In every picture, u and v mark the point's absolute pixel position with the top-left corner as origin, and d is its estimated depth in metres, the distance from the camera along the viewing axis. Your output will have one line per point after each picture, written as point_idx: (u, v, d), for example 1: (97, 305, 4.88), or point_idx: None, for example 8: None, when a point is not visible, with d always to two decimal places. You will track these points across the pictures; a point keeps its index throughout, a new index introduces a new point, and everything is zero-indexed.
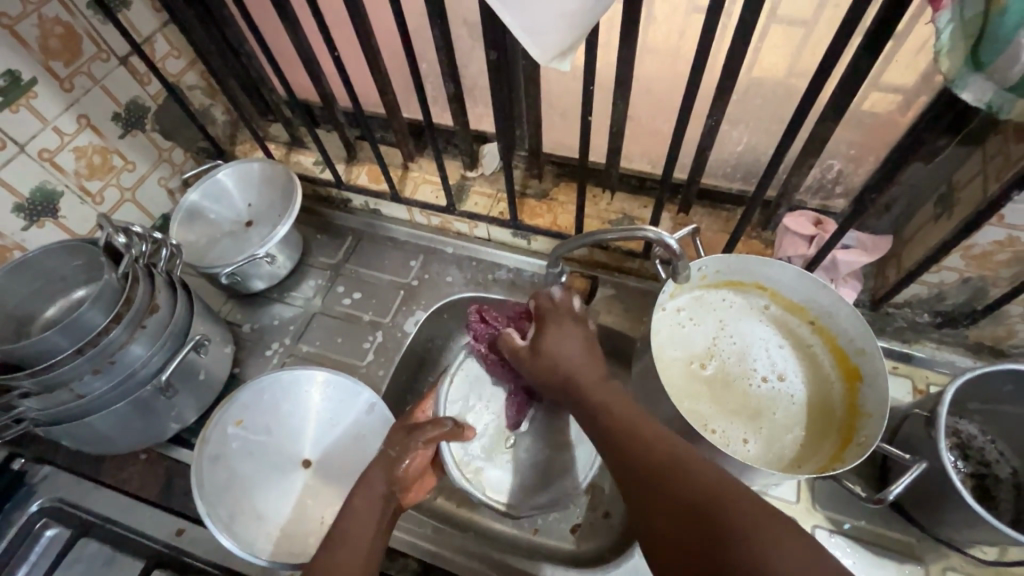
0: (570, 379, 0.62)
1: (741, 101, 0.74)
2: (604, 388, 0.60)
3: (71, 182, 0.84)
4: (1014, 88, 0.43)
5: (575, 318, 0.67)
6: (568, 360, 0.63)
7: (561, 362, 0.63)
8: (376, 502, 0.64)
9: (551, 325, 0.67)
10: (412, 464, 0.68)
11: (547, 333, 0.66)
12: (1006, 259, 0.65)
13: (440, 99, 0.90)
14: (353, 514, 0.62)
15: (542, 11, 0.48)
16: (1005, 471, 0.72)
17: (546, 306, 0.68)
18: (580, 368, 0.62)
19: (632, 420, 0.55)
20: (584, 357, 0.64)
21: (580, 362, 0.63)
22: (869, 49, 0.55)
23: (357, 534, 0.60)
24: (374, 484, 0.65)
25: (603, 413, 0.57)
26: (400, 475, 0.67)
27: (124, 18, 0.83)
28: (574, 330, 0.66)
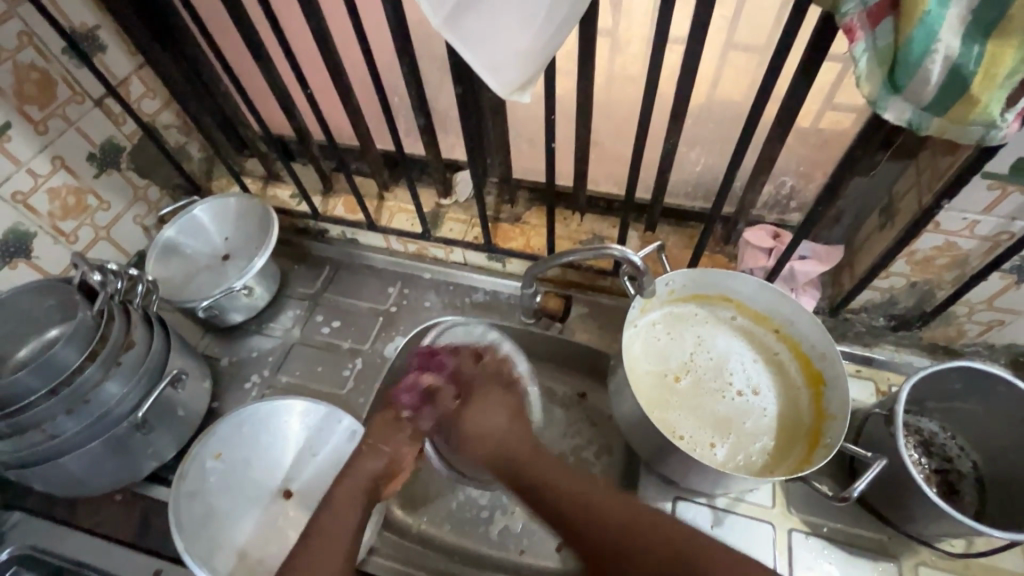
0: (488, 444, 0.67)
1: (696, 124, 0.80)
2: (554, 467, 0.64)
3: (45, 223, 0.84)
4: (929, 107, 0.48)
5: (506, 383, 0.74)
6: (495, 430, 0.68)
7: (494, 440, 0.67)
8: (355, 504, 0.67)
9: (478, 392, 0.72)
10: (395, 462, 0.70)
11: (467, 409, 0.70)
12: (946, 262, 0.70)
13: (412, 131, 0.94)
14: (332, 510, 0.66)
15: (500, 49, 0.51)
16: (966, 465, 0.75)
17: (476, 370, 0.74)
18: (508, 435, 0.68)
19: (565, 489, 0.61)
20: (507, 427, 0.68)
21: (506, 431, 0.68)
22: (804, 75, 0.59)
23: (336, 539, 0.64)
24: (349, 484, 0.68)
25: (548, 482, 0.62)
26: (381, 472, 0.69)
27: (99, 62, 0.85)
28: (494, 399, 0.71)
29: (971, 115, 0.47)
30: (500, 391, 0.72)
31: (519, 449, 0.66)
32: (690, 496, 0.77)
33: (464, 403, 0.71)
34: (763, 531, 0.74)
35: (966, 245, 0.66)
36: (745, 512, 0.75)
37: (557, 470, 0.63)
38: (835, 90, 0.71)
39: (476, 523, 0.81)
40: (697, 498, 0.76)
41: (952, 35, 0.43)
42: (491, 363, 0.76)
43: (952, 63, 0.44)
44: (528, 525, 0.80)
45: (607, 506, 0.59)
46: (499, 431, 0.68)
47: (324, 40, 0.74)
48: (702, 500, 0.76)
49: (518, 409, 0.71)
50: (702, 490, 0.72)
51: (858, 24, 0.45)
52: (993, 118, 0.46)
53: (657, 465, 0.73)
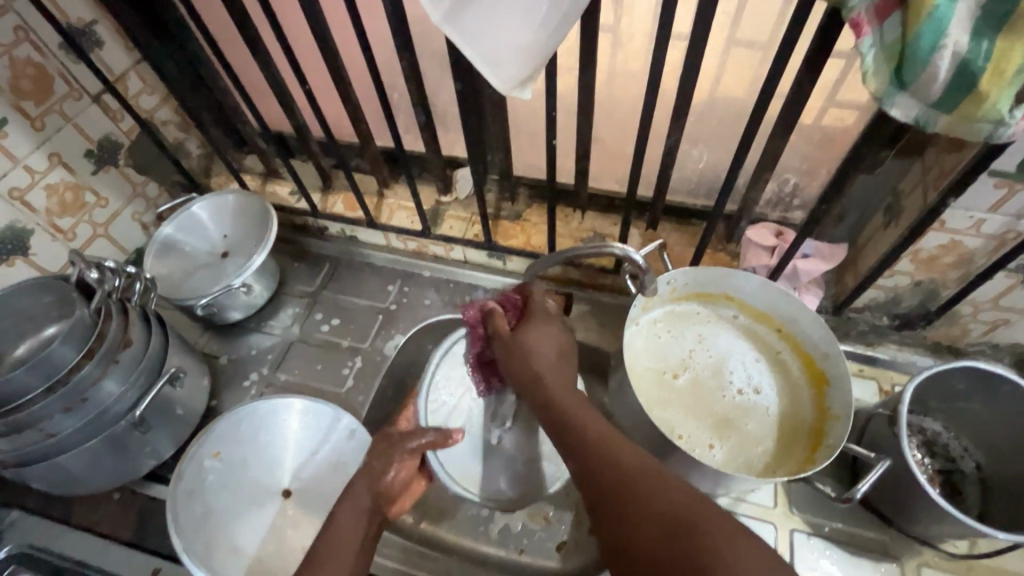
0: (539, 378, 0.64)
1: (699, 121, 0.79)
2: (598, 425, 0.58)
3: (42, 220, 0.84)
4: (936, 104, 0.47)
5: (553, 319, 0.70)
6: (544, 361, 0.66)
7: (541, 366, 0.65)
8: (362, 518, 0.65)
9: (535, 321, 0.69)
10: (398, 476, 0.70)
11: (529, 325, 0.69)
12: (952, 261, 0.69)
13: (412, 127, 0.93)
14: (338, 529, 0.63)
15: (501, 44, 0.51)
16: (970, 466, 0.74)
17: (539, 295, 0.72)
18: (552, 370, 0.65)
19: (602, 448, 0.55)
20: (555, 360, 0.66)
21: (552, 361, 0.66)
22: (809, 72, 0.59)
23: (341, 556, 0.61)
24: (353, 497, 0.66)
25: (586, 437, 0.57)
26: (384, 490, 0.68)
27: (96, 57, 0.85)
28: (547, 329, 0.68)
29: (979, 113, 0.46)
30: (553, 323, 0.70)
31: (556, 385, 0.63)
32: None
33: (526, 321, 0.70)
34: (764, 532, 0.73)
35: (973, 243, 0.66)
36: (746, 513, 0.75)
37: (606, 430, 0.57)
38: (839, 86, 0.70)
39: (476, 523, 0.81)
40: None
41: (961, 30, 0.42)
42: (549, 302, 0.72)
43: (961, 59, 0.43)
44: (528, 524, 0.80)
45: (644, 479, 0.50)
46: (551, 370, 0.65)
47: (322, 34, 0.73)
48: None
49: (568, 346, 0.68)
50: (703, 490, 0.71)
51: (865, 19, 0.45)
52: (1002, 116, 0.45)
53: None
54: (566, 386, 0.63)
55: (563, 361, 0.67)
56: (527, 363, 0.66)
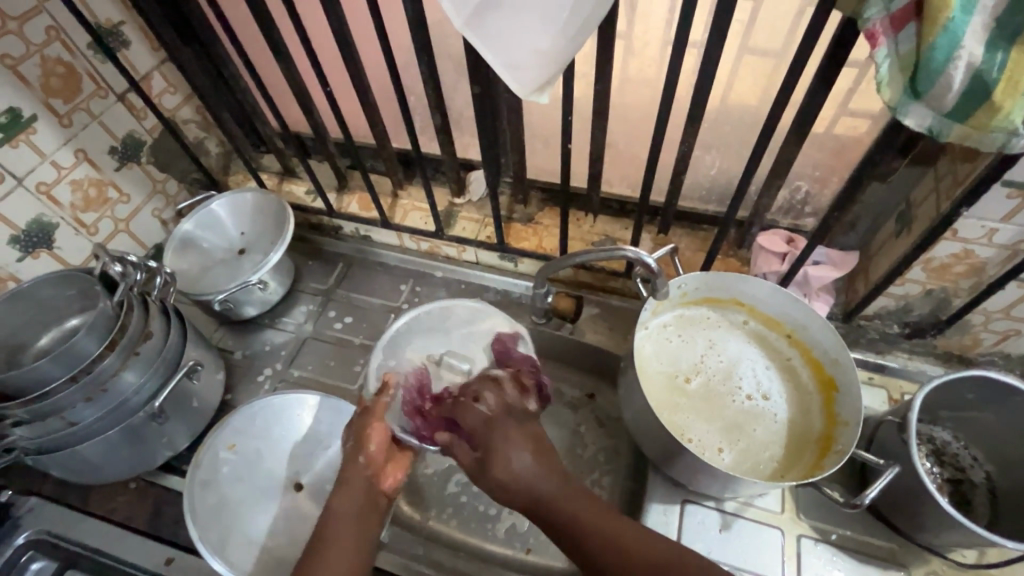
0: (530, 495, 0.58)
1: (712, 127, 0.80)
2: (547, 472, 0.59)
3: (66, 214, 0.86)
4: (950, 114, 0.48)
5: (509, 413, 0.63)
6: (521, 475, 0.58)
7: (524, 479, 0.58)
8: (354, 498, 0.66)
9: (496, 434, 0.61)
10: (377, 452, 0.68)
11: (493, 460, 0.59)
12: (963, 270, 0.69)
13: (428, 129, 0.94)
14: (336, 514, 0.65)
15: (521, 49, 0.52)
16: (979, 475, 0.74)
17: (469, 406, 0.63)
18: (537, 476, 0.59)
19: (559, 501, 0.58)
20: (533, 466, 0.59)
21: (532, 474, 0.59)
22: (822, 81, 0.59)
23: (340, 539, 0.64)
24: (352, 484, 0.67)
25: (562, 516, 0.58)
26: (369, 468, 0.68)
27: (123, 57, 0.87)
28: (509, 437, 0.60)
29: (992, 123, 0.46)
30: (512, 433, 0.61)
31: (547, 492, 0.58)
32: (698, 499, 0.76)
33: (487, 452, 0.60)
34: (772, 536, 0.73)
35: (985, 253, 0.66)
36: (754, 517, 0.75)
37: (560, 488, 0.59)
38: (854, 95, 0.71)
39: (484, 522, 0.82)
40: (706, 501, 0.76)
41: (976, 42, 0.43)
42: (490, 408, 0.63)
43: (975, 70, 0.44)
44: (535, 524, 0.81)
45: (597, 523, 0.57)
46: (538, 477, 0.59)
47: (344, 37, 0.75)
48: (711, 504, 0.76)
49: (535, 436, 0.62)
50: (710, 493, 0.72)
51: (881, 29, 0.46)
52: (1015, 127, 0.46)
53: (666, 467, 0.73)
54: (563, 484, 0.59)
55: (541, 458, 0.60)
56: (513, 487, 0.58)
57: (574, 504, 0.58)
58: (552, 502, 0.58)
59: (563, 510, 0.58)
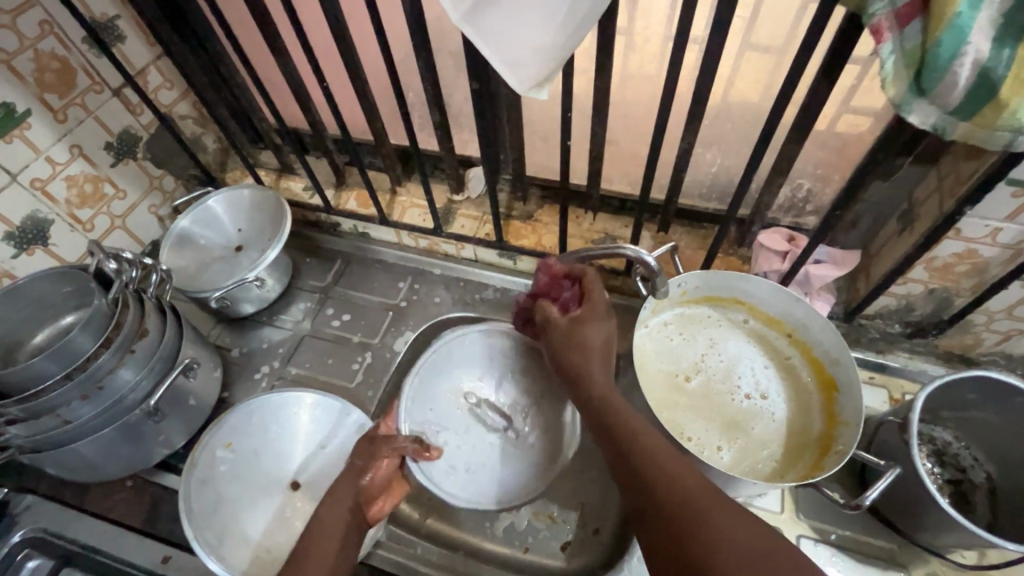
0: (583, 372, 0.66)
1: (713, 124, 0.79)
2: (614, 399, 0.62)
3: (62, 211, 0.85)
4: (955, 111, 0.47)
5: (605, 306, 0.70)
6: (584, 353, 0.67)
7: (596, 368, 0.66)
8: (343, 514, 0.66)
9: (589, 326, 0.68)
10: (375, 476, 0.70)
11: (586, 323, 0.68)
12: (966, 270, 0.69)
13: (426, 125, 0.94)
14: (321, 524, 0.65)
15: (520, 44, 0.51)
16: (979, 476, 0.74)
17: (598, 287, 0.70)
18: (596, 367, 0.66)
19: (623, 415, 0.60)
20: (601, 351, 0.67)
21: (593, 353, 0.67)
22: (825, 78, 0.58)
23: (324, 544, 0.64)
24: (339, 499, 0.68)
25: (617, 414, 0.60)
26: (364, 487, 0.69)
27: (118, 51, 0.86)
28: (601, 323, 0.68)
29: (999, 120, 0.46)
30: (606, 321, 0.69)
31: (600, 386, 0.64)
32: None
33: (581, 318, 0.69)
34: None
35: (988, 252, 0.65)
36: None
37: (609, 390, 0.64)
38: (857, 92, 0.70)
39: (482, 520, 0.81)
40: None
41: (983, 38, 0.42)
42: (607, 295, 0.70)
43: (981, 66, 0.43)
44: (533, 523, 0.80)
45: (651, 438, 0.57)
46: (597, 371, 0.65)
47: (341, 33, 0.74)
48: None
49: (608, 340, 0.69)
50: None
51: (887, 26, 0.44)
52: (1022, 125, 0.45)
53: None
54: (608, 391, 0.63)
55: (607, 360, 0.67)
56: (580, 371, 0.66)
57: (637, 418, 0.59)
58: (603, 399, 0.63)
59: (624, 416, 0.60)
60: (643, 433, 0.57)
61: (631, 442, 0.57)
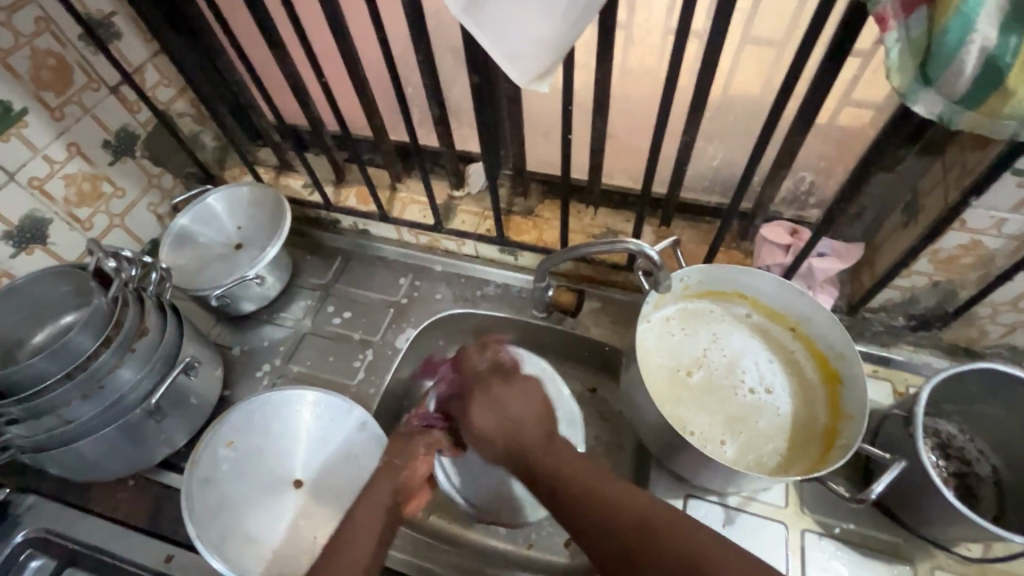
0: (513, 440, 0.63)
1: (715, 117, 0.78)
2: (556, 448, 0.61)
3: (60, 209, 0.85)
4: (961, 101, 0.46)
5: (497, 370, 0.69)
6: (502, 422, 0.64)
7: (512, 423, 0.64)
8: (379, 511, 0.62)
9: (479, 392, 0.67)
10: (415, 473, 0.67)
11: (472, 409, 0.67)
12: (971, 261, 0.68)
13: (426, 121, 0.93)
14: (355, 525, 0.61)
15: (519, 37, 0.50)
16: (985, 469, 0.74)
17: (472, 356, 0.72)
18: (523, 418, 0.64)
19: (552, 459, 0.60)
20: (530, 413, 0.64)
21: (513, 417, 0.64)
22: (829, 68, 0.58)
23: (355, 541, 0.59)
24: (377, 496, 0.64)
25: (550, 471, 0.59)
26: (401, 485, 0.65)
27: (115, 49, 0.85)
28: (508, 385, 0.67)
29: (1005, 109, 0.45)
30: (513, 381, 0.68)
31: (532, 423, 0.63)
32: (701, 494, 0.76)
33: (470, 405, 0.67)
34: (776, 531, 0.73)
35: (993, 244, 0.65)
36: (757, 512, 0.74)
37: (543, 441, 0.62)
38: (862, 84, 0.69)
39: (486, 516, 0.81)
40: (709, 496, 0.76)
41: (989, 26, 0.41)
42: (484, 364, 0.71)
43: (988, 54, 0.42)
44: (537, 519, 0.80)
45: (600, 487, 0.56)
46: (523, 421, 0.64)
47: (340, 27, 0.74)
48: (714, 499, 0.75)
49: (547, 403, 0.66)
50: (713, 488, 0.71)
51: (891, 14, 0.44)
52: None
53: (669, 462, 0.73)
54: (543, 435, 0.62)
55: (544, 413, 0.65)
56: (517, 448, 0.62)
57: (570, 466, 0.58)
58: (533, 452, 0.61)
59: (556, 468, 0.59)
60: (573, 479, 0.57)
61: (570, 505, 0.56)
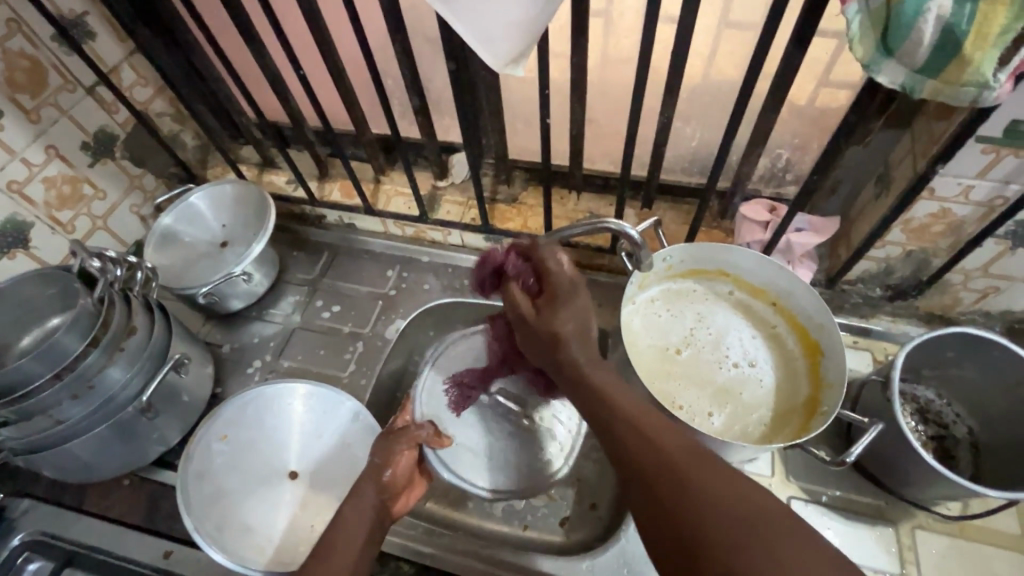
0: (564, 358, 0.55)
1: (691, 98, 0.80)
2: (607, 376, 0.54)
3: (41, 212, 0.84)
4: (922, 69, 0.48)
5: (571, 281, 0.57)
6: (573, 339, 0.55)
7: (568, 355, 0.55)
8: (366, 514, 0.62)
9: (562, 306, 0.56)
10: (396, 475, 0.66)
11: (556, 304, 0.56)
12: (941, 230, 0.70)
13: (407, 113, 0.93)
14: (343, 526, 0.61)
15: (492, 21, 0.51)
16: (962, 431, 0.76)
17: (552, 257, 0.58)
18: (574, 344, 0.55)
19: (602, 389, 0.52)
20: (579, 341, 0.55)
21: (575, 343, 0.55)
22: (798, 44, 0.59)
23: (344, 549, 0.59)
24: (361, 498, 0.63)
25: (587, 379, 0.54)
26: (386, 485, 0.65)
27: (90, 49, 0.84)
28: (575, 303, 0.56)
29: (965, 76, 0.47)
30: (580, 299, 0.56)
31: (585, 364, 0.54)
32: None
33: (551, 296, 0.57)
34: None
35: (962, 211, 0.67)
36: None
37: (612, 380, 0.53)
38: (832, 60, 0.70)
39: (481, 500, 0.83)
40: None
41: None
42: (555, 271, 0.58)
43: (945, 22, 0.44)
44: (532, 501, 0.82)
45: (649, 422, 0.49)
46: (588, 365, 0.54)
47: (315, 19, 0.74)
48: None
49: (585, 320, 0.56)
50: None
51: None
52: (985, 79, 0.46)
53: None
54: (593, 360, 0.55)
55: (591, 341, 0.56)
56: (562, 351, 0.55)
57: (629, 403, 0.51)
58: (584, 371, 0.54)
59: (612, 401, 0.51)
60: (632, 411, 0.50)
61: (605, 406, 0.51)
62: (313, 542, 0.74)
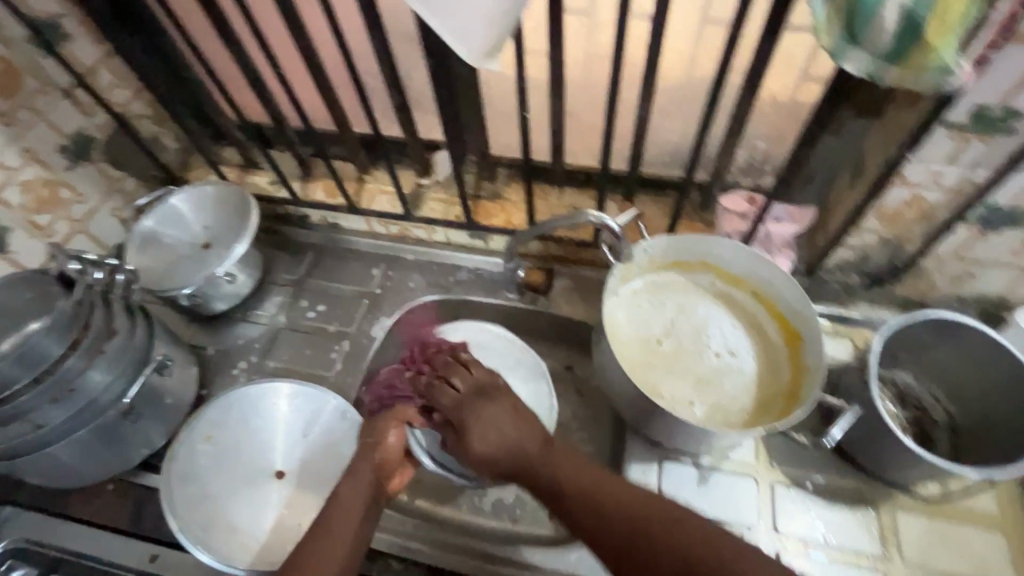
0: (534, 462, 0.60)
1: (668, 92, 0.81)
2: (545, 449, 0.61)
3: (18, 217, 0.84)
4: (887, 56, 0.49)
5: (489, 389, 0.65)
6: (500, 442, 0.61)
7: (506, 450, 0.61)
8: (360, 493, 0.62)
9: (467, 417, 0.63)
10: (391, 448, 0.66)
11: (468, 437, 0.62)
12: (914, 216, 0.71)
13: (388, 112, 0.94)
14: (338, 507, 0.61)
15: (465, 14, 0.52)
16: (940, 414, 0.77)
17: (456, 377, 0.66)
18: (515, 435, 0.61)
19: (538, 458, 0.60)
20: (511, 420, 0.62)
21: (513, 435, 0.61)
22: (768, 34, 0.60)
23: (338, 529, 0.60)
24: (359, 476, 0.63)
25: (551, 477, 0.59)
26: (381, 464, 0.64)
27: (65, 50, 0.83)
28: (496, 402, 0.63)
29: (927, 62, 0.48)
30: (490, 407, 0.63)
31: (530, 447, 0.61)
32: (676, 457, 0.78)
33: (463, 431, 0.63)
34: (747, 487, 0.76)
35: (933, 197, 0.68)
36: (730, 470, 0.77)
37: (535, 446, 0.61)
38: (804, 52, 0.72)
39: (469, 495, 0.83)
40: (684, 458, 0.78)
41: None
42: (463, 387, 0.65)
43: (905, 10, 0.45)
44: (521, 495, 0.82)
45: (601, 486, 0.58)
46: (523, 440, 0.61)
47: (292, 17, 0.74)
48: (688, 460, 0.78)
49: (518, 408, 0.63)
50: (686, 449, 0.74)
51: None
52: (948, 66, 0.47)
53: (643, 428, 0.75)
54: (539, 443, 0.61)
55: (522, 426, 0.62)
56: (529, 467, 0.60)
57: (569, 465, 0.60)
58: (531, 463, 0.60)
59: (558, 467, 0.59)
60: (567, 467, 0.59)
61: (557, 487, 0.59)
62: (301, 542, 0.73)
